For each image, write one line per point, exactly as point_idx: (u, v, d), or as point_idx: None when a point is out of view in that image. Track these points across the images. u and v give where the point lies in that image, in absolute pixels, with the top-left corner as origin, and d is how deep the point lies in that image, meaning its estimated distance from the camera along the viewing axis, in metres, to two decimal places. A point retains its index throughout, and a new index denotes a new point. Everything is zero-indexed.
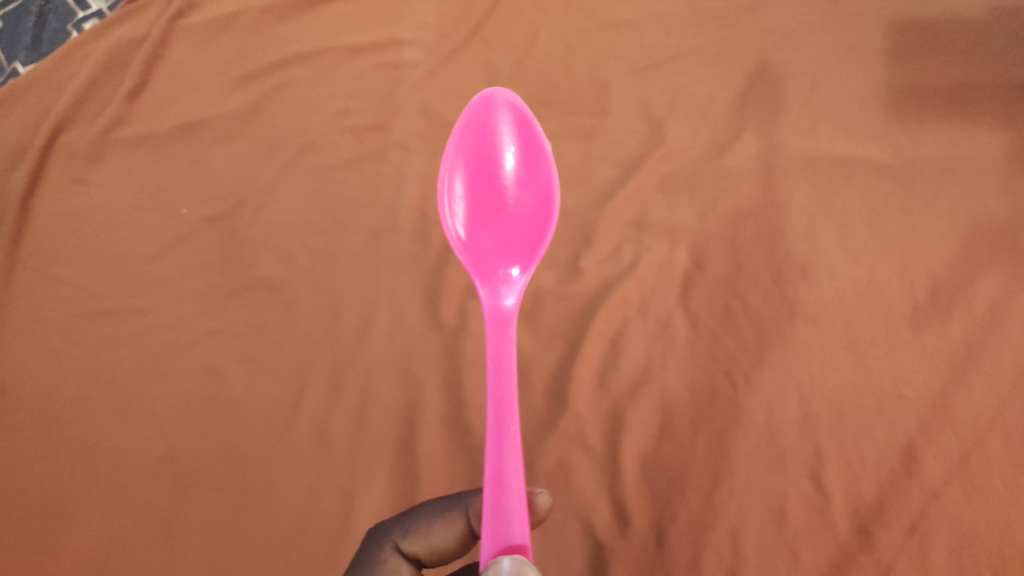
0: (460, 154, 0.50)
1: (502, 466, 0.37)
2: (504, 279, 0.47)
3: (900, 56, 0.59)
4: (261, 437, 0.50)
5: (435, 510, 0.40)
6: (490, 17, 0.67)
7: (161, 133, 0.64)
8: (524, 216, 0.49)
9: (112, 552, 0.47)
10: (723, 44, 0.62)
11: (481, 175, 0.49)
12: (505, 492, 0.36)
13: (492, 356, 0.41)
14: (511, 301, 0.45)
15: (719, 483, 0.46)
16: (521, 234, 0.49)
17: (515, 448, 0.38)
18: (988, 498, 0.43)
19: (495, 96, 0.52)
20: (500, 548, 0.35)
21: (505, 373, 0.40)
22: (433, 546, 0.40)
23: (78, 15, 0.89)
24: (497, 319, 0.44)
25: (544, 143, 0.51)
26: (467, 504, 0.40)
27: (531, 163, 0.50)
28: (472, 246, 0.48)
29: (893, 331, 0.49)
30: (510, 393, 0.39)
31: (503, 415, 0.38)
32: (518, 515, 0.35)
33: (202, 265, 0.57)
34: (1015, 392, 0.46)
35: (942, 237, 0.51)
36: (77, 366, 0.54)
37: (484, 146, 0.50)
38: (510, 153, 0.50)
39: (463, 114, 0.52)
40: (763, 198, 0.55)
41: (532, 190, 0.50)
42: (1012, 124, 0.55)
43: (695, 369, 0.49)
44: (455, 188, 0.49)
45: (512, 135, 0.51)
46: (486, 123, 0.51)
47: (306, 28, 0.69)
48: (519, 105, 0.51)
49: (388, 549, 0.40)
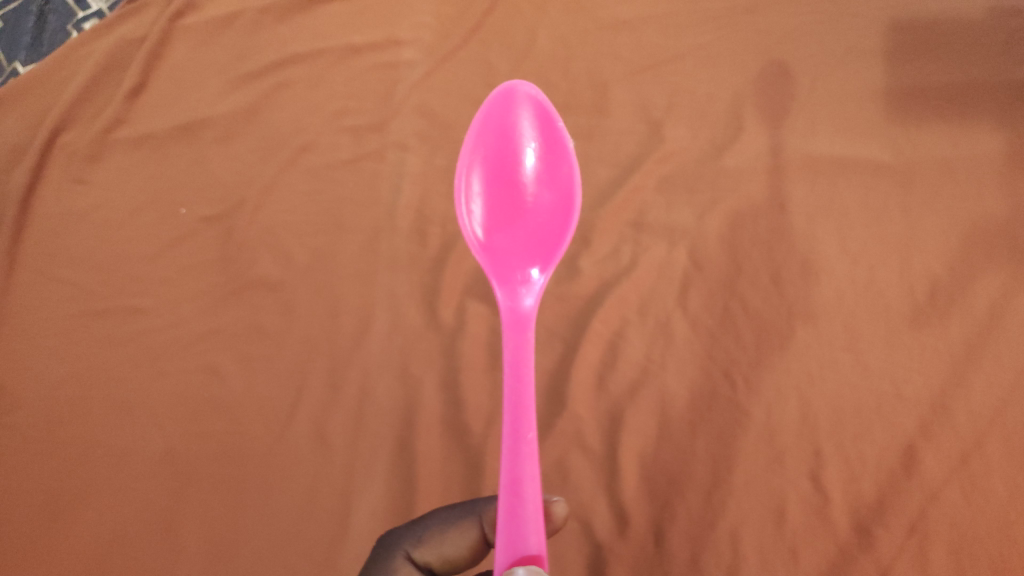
0: (479, 150, 0.50)
1: (518, 474, 0.37)
2: (522, 280, 0.47)
3: (899, 57, 0.59)
4: (263, 436, 0.50)
5: (448, 518, 0.40)
6: (488, 17, 0.67)
7: (161, 134, 0.64)
8: (544, 214, 0.49)
9: (111, 551, 0.47)
10: (722, 44, 0.62)
11: (499, 171, 0.49)
12: (521, 500, 0.36)
13: (509, 361, 0.42)
14: (529, 302, 0.45)
15: (718, 483, 0.46)
16: (539, 234, 0.49)
17: (532, 455, 0.37)
18: (988, 498, 0.43)
19: (515, 91, 0.52)
20: (515, 558, 0.34)
21: (522, 377, 0.40)
22: (446, 555, 0.40)
23: (78, 14, 0.89)
24: (514, 321, 0.44)
25: (566, 140, 0.51)
26: (481, 513, 0.40)
27: (551, 160, 0.50)
28: (490, 246, 0.48)
29: (893, 332, 0.49)
30: (527, 400, 0.39)
31: (520, 422, 0.38)
32: (535, 524, 0.35)
33: (202, 265, 0.57)
34: (1014, 393, 0.46)
35: (942, 237, 0.51)
36: (77, 366, 0.54)
37: (503, 142, 0.50)
38: (531, 148, 0.50)
39: (483, 108, 0.52)
40: (762, 198, 0.55)
41: (552, 187, 0.49)
42: (1013, 125, 0.55)
43: (694, 369, 0.49)
44: (473, 185, 0.50)
45: (533, 131, 0.51)
46: (506, 119, 0.51)
47: (305, 29, 0.69)
48: (540, 100, 0.51)
49: (400, 558, 0.40)
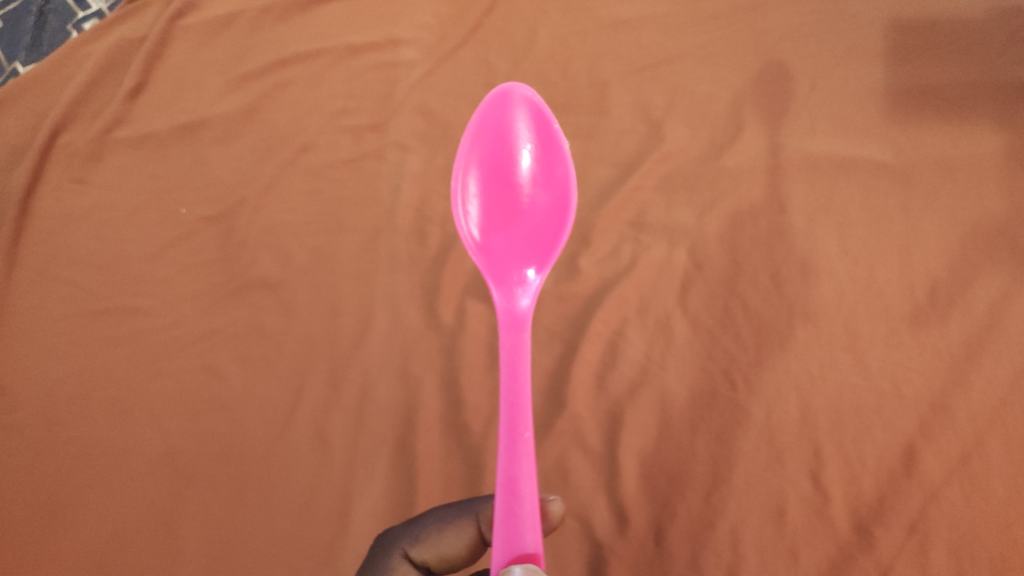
0: (475, 151, 0.50)
1: (515, 473, 0.37)
2: (519, 281, 0.47)
3: (899, 57, 0.59)
4: (262, 436, 0.50)
5: (445, 517, 0.40)
6: (488, 17, 0.67)
7: (160, 134, 0.64)
8: (540, 215, 0.49)
9: (111, 550, 0.47)
10: (722, 43, 0.62)
11: (496, 173, 0.50)
12: (517, 499, 0.36)
13: (505, 361, 0.42)
14: (525, 303, 0.46)
15: (718, 483, 0.46)
16: (535, 235, 0.49)
17: (528, 455, 0.37)
18: (988, 498, 0.43)
19: (511, 92, 0.52)
20: (511, 557, 0.34)
21: (518, 377, 0.40)
22: (443, 553, 0.40)
23: (78, 15, 0.89)
24: (510, 321, 0.44)
25: (562, 142, 0.51)
26: (478, 511, 0.40)
27: (547, 162, 0.50)
28: (486, 246, 0.48)
29: (893, 331, 0.49)
30: (523, 399, 0.39)
31: (516, 422, 0.39)
32: (531, 523, 0.35)
33: (201, 265, 0.57)
34: (1014, 392, 0.46)
35: (942, 237, 0.51)
36: (77, 366, 0.54)
37: (499, 143, 0.50)
38: (527, 150, 0.50)
39: (479, 109, 0.52)
40: (762, 198, 0.55)
41: (548, 189, 0.50)
42: (1013, 124, 0.55)
43: (694, 369, 0.49)
44: (470, 186, 0.50)
45: (529, 132, 0.51)
46: (502, 120, 0.51)
47: (305, 29, 0.69)
48: (536, 102, 0.51)
49: (397, 557, 0.40)
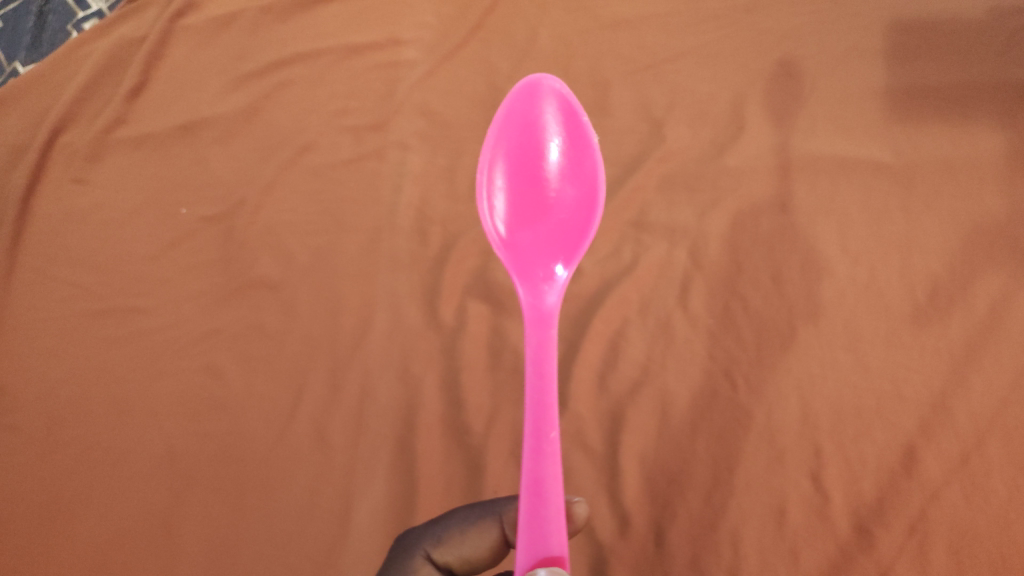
0: (502, 145, 0.50)
1: (540, 474, 0.37)
2: (545, 278, 0.47)
3: (900, 56, 0.59)
4: (262, 437, 0.50)
5: (467, 518, 0.40)
6: (489, 17, 0.67)
7: (160, 134, 0.64)
8: (567, 210, 0.49)
9: (112, 551, 0.47)
10: (722, 44, 0.62)
11: (523, 166, 0.49)
12: (542, 501, 0.36)
13: (531, 358, 0.41)
14: (552, 300, 0.45)
15: (718, 483, 0.46)
16: (562, 231, 0.49)
17: (554, 455, 0.37)
18: (988, 497, 0.43)
19: (540, 85, 0.52)
20: (536, 559, 0.34)
21: (545, 375, 0.40)
22: (465, 555, 0.40)
23: (78, 14, 0.89)
24: (537, 318, 0.44)
25: (590, 135, 0.51)
26: (501, 512, 0.40)
27: (575, 155, 0.50)
28: (512, 243, 0.48)
29: (893, 331, 0.49)
30: (550, 399, 0.39)
31: (542, 421, 0.38)
32: (556, 526, 0.35)
33: (202, 265, 0.57)
34: (1014, 392, 0.46)
35: (943, 237, 0.51)
36: (76, 366, 0.54)
37: (527, 137, 0.50)
38: (555, 143, 0.50)
39: (507, 102, 0.52)
40: (762, 198, 0.55)
41: (575, 183, 0.49)
42: (1012, 125, 0.55)
43: (695, 369, 0.49)
44: (496, 179, 0.50)
45: (557, 125, 0.50)
46: (530, 113, 0.51)
47: (305, 28, 0.69)
48: (565, 95, 0.52)
49: (420, 558, 0.40)
